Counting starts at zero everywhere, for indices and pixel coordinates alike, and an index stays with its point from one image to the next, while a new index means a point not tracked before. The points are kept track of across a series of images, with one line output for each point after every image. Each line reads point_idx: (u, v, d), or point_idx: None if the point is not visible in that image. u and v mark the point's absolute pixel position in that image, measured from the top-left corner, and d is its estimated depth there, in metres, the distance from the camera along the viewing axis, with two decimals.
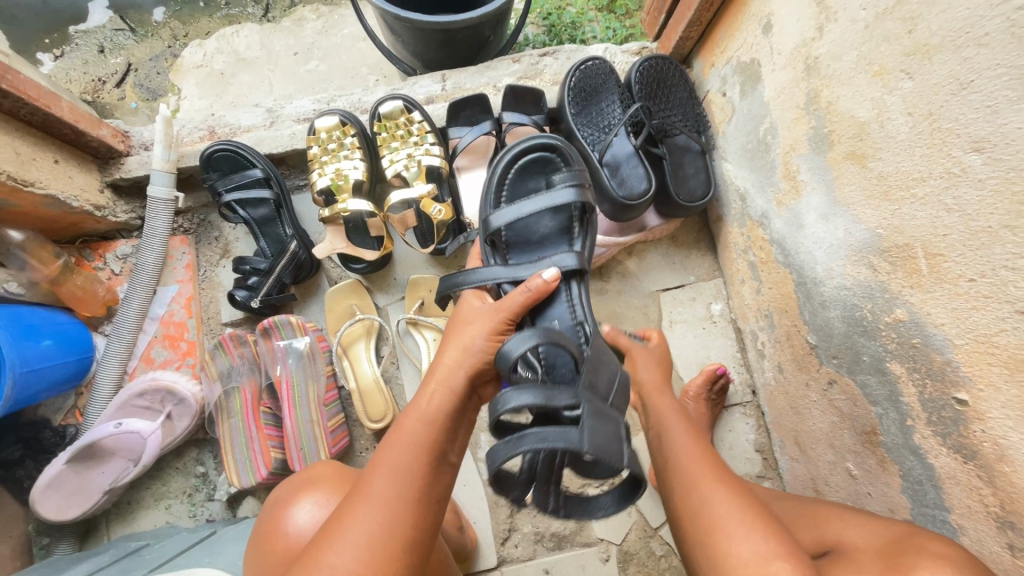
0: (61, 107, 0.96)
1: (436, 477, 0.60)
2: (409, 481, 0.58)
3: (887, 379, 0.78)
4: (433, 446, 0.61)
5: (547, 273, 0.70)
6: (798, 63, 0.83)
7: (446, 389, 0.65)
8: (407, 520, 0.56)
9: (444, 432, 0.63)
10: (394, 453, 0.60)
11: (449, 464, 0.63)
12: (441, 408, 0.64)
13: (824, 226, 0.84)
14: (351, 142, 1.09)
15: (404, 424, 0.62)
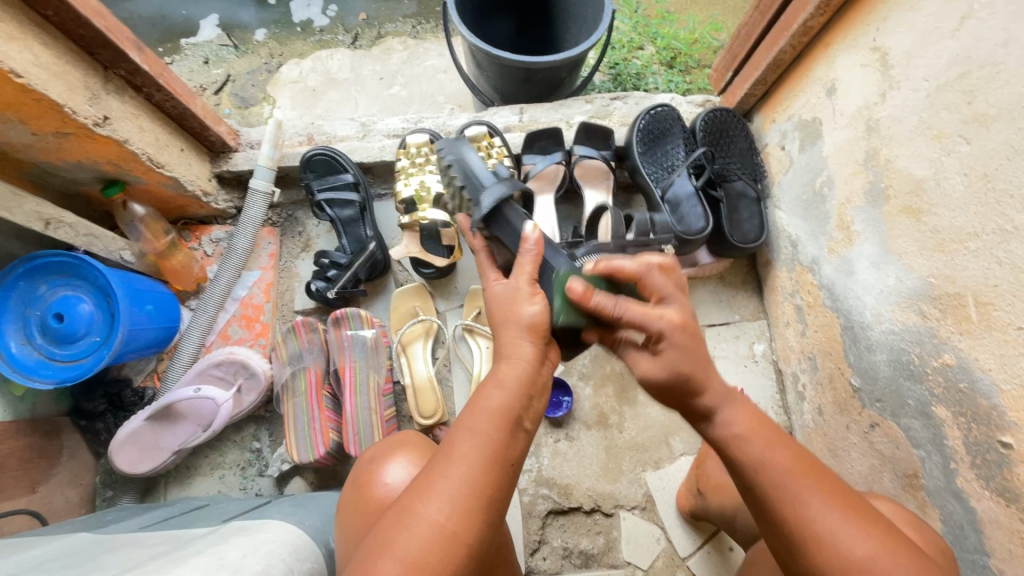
0: (195, 104, 1.10)
1: (513, 442, 0.60)
2: (489, 444, 0.58)
3: (931, 422, 0.82)
4: (512, 411, 0.61)
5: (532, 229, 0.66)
6: (859, 124, 0.91)
7: (518, 358, 0.63)
8: (487, 482, 0.57)
9: (522, 398, 0.61)
10: (474, 416, 0.60)
11: (524, 429, 0.62)
12: (519, 373, 0.62)
13: (876, 273, 0.90)
14: (435, 159, 1.21)
15: (481, 393, 0.62)
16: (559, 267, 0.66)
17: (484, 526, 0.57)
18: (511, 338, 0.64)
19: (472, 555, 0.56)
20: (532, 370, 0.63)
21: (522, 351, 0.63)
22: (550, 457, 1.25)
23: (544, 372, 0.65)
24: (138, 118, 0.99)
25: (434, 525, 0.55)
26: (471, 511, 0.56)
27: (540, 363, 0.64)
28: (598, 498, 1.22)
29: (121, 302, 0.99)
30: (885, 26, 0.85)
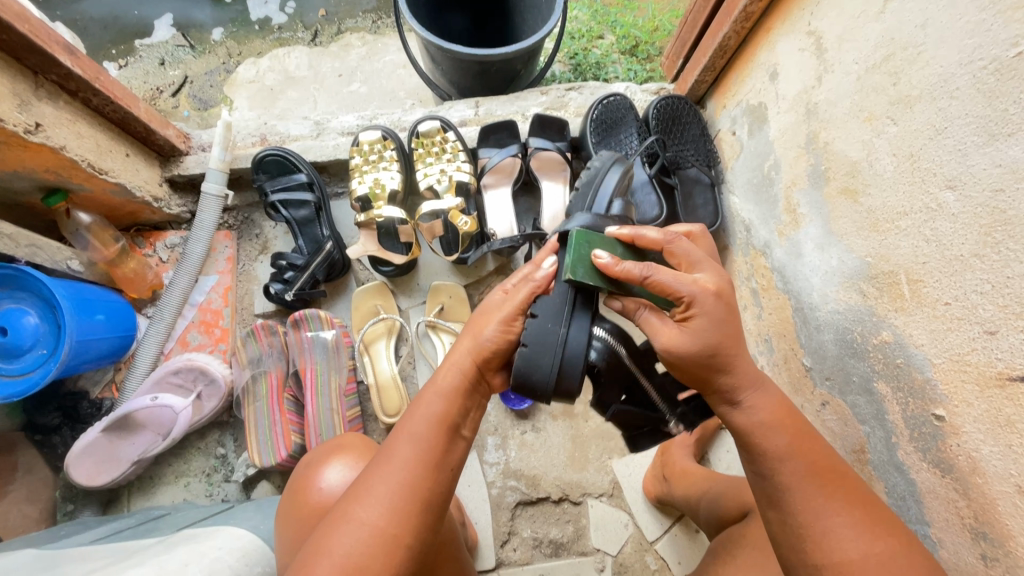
0: (138, 108, 1.08)
1: (451, 448, 0.62)
2: (428, 448, 0.61)
3: (874, 398, 0.84)
4: (448, 416, 0.63)
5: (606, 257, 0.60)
6: (799, 108, 0.92)
7: (454, 367, 0.65)
8: (425, 482, 0.59)
9: (459, 406, 0.64)
10: (409, 422, 0.63)
11: (462, 437, 0.65)
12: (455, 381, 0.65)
13: (820, 254, 0.92)
14: (390, 155, 1.20)
15: (421, 401, 0.65)
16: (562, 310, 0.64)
17: (424, 528, 0.58)
18: (455, 351, 0.66)
19: (412, 556, 0.57)
20: (469, 382, 0.66)
21: (460, 365, 0.66)
22: (517, 449, 1.26)
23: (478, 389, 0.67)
24: (75, 124, 0.96)
25: (370, 526, 0.56)
26: (409, 512, 0.57)
27: (479, 377, 0.67)
28: (566, 487, 1.24)
29: (67, 313, 0.97)
30: (819, 9, 0.86)
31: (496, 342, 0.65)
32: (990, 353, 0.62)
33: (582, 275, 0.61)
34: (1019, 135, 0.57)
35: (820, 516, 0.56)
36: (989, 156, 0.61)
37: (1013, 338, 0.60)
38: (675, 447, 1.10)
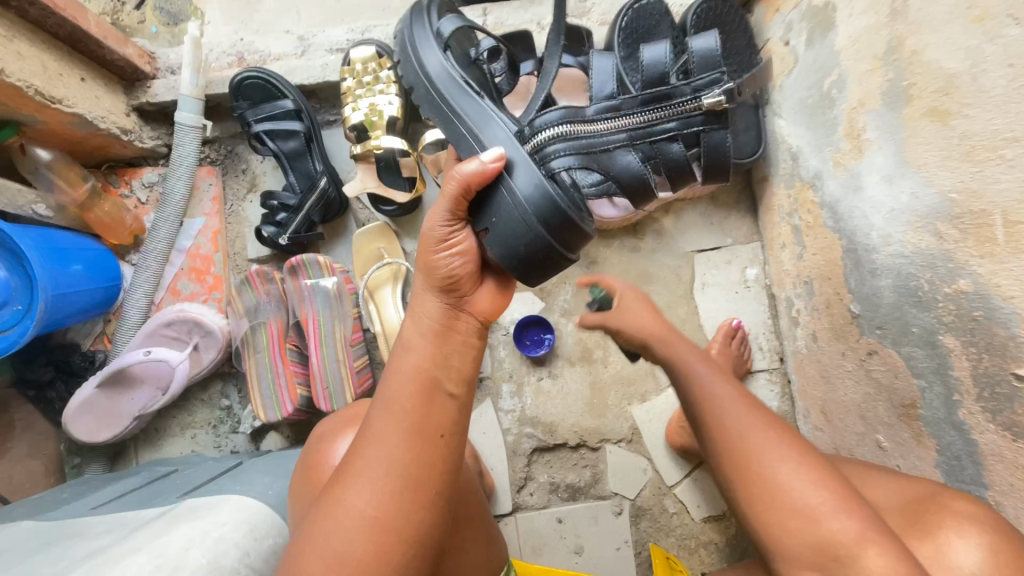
0: (88, 21, 0.91)
1: (435, 409, 0.52)
2: (404, 417, 0.51)
3: (936, 352, 0.76)
4: (427, 374, 0.53)
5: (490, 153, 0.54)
6: (881, 8, 0.76)
7: (421, 319, 0.54)
8: (411, 457, 0.50)
9: (437, 358, 0.53)
10: (386, 388, 0.53)
11: (451, 395, 0.54)
12: (427, 331, 0.54)
13: (886, 188, 0.80)
14: (387, 76, 1.04)
15: (393, 361, 0.55)
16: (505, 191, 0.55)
17: (419, 506, 0.50)
18: (416, 294, 0.56)
19: (412, 541, 0.50)
20: (445, 325, 0.54)
21: (426, 309, 0.55)
22: (532, 396, 1.21)
23: (462, 327, 0.55)
24: (12, 42, 0.81)
25: (358, 514, 0.49)
26: (398, 494, 0.50)
27: (456, 313, 0.55)
28: (584, 434, 1.20)
29: (37, 265, 0.88)
30: None
31: (456, 265, 0.54)
32: None
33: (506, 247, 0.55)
34: None
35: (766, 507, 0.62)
36: None
37: None
38: None
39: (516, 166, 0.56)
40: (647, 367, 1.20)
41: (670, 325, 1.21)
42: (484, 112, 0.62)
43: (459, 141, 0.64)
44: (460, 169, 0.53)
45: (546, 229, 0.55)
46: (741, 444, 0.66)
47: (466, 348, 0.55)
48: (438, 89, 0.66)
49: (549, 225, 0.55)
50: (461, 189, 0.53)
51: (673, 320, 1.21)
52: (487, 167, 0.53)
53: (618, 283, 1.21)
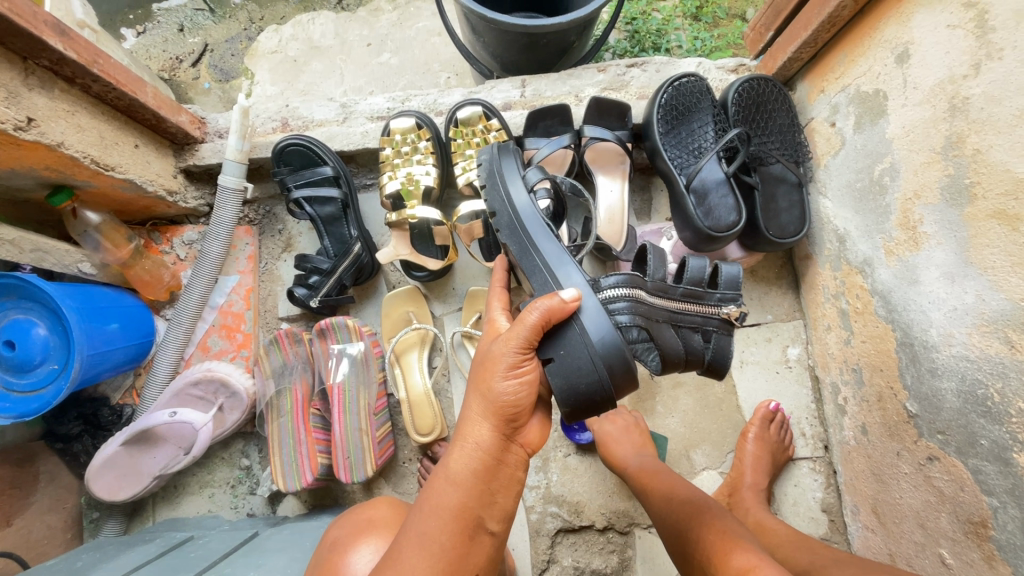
0: (145, 93, 0.95)
1: (471, 549, 0.50)
2: (440, 557, 0.48)
3: (1009, 471, 0.69)
4: (468, 510, 0.51)
5: (567, 292, 0.54)
6: (938, 102, 0.73)
7: (470, 447, 0.52)
8: None
9: (481, 495, 0.51)
10: (424, 518, 0.50)
11: (487, 532, 0.52)
12: (473, 465, 0.52)
13: (947, 286, 0.75)
14: (425, 147, 1.06)
15: (433, 488, 0.52)
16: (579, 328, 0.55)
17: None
18: (469, 419, 0.53)
19: None
20: (490, 461, 0.53)
21: (477, 437, 0.53)
22: (558, 472, 1.15)
23: (508, 460, 0.54)
24: (74, 116, 0.85)
25: None
26: None
27: (504, 448, 0.54)
28: (612, 516, 1.13)
29: (74, 327, 0.89)
30: None
31: (516, 394, 0.53)
32: None
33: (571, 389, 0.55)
34: None
35: (708, 547, 0.67)
36: None
37: None
38: (747, 491, 1.00)
39: (586, 305, 0.56)
40: (681, 447, 1.14)
41: (706, 404, 1.15)
42: (565, 251, 0.61)
43: (532, 271, 0.61)
44: (544, 301, 0.52)
45: (609, 375, 0.55)
46: (688, 551, 0.71)
47: (508, 487, 0.54)
48: (516, 210, 0.65)
49: (613, 370, 0.55)
50: (541, 320, 0.52)
51: (709, 399, 1.15)
52: (567, 306, 0.53)
53: None
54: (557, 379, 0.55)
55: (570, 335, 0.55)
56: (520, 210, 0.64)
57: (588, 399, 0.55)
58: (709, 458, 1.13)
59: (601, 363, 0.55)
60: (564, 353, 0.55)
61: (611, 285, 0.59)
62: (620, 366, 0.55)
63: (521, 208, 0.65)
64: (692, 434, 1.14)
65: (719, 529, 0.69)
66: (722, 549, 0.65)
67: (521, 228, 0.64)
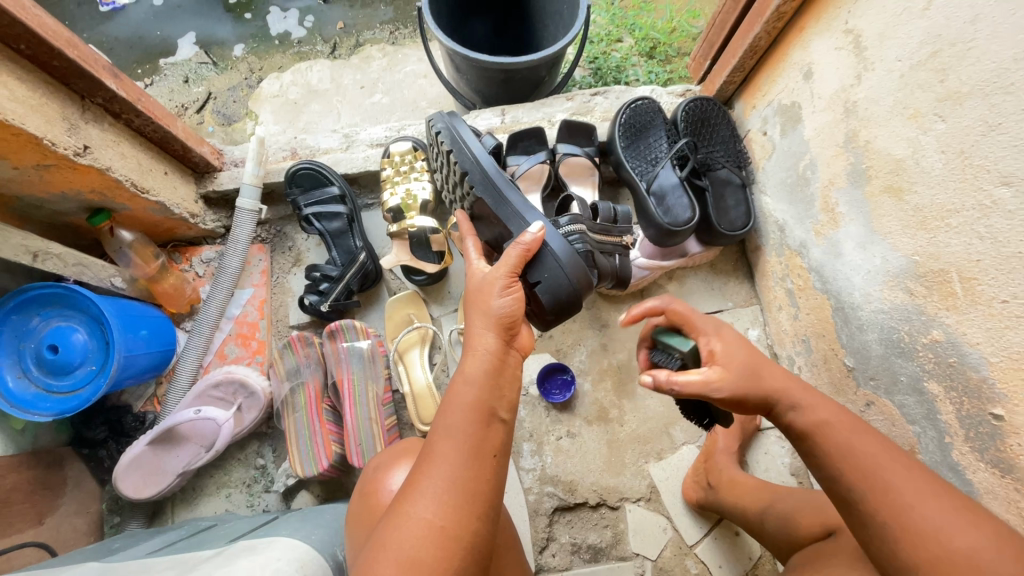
0: (175, 127, 1.10)
1: (489, 432, 0.64)
2: (466, 437, 0.62)
3: (924, 399, 0.83)
4: (484, 404, 0.65)
5: (534, 228, 0.78)
6: (836, 107, 0.91)
7: (481, 354, 0.68)
8: (471, 472, 0.61)
9: (493, 390, 0.66)
10: (448, 415, 0.64)
11: (500, 420, 0.66)
12: (483, 366, 0.67)
13: (862, 254, 0.91)
14: (420, 165, 1.21)
15: (453, 391, 0.66)
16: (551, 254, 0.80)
17: (474, 517, 0.59)
18: (477, 334, 0.69)
19: (469, 544, 0.58)
20: (497, 362, 0.68)
21: (484, 343, 0.68)
22: (552, 455, 1.25)
23: (509, 362, 0.70)
24: (119, 146, 0.99)
25: (424, 522, 0.57)
26: (458, 505, 0.59)
27: (505, 353, 0.69)
28: (603, 492, 1.23)
29: (114, 330, 0.99)
30: (857, 8, 0.84)
31: (509, 307, 0.71)
32: None
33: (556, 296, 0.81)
34: None
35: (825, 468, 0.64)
36: None
37: None
38: (718, 454, 1.09)
39: (550, 235, 0.81)
40: (661, 425, 1.27)
41: None
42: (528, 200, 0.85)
43: (509, 218, 0.84)
44: (522, 237, 0.75)
45: (575, 279, 0.81)
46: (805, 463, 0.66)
47: (512, 381, 0.69)
48: (485, 172, 0.85)
49: (576, 276, 0.81)
50: (520, 253, 0.75)
51: None
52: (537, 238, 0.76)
53: (629, 344, 1.31)
54: (546, 293, 0.80)
55: (546, 260, 0.80)
56: (488, 171, 0.85)
57: (564, 299, 0.82)
58: (687, 433, 1.26)
59: (571, 273, 0.81)
60: (546, 272, 0.79)
61: (564, 226, 0.92)
62: (579, 273, 0.82)
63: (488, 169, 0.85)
64: (670, 412, 1.27)
65: (885, 457, 0.59)
66: (894, 504, 0.56)
67: (494, 185, 0.84)
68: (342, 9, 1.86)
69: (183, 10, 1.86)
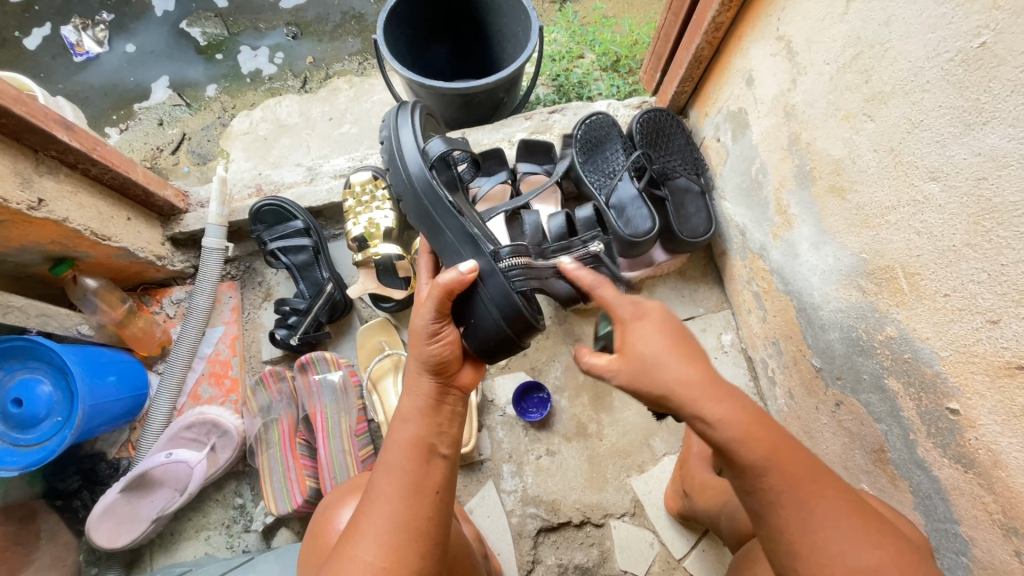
0: (135, 173, 1.11)
1: (430, 469, 0.67)
2: (407, 478, 0.66)
3: (886, 396, 0.82)
4: (422, 442, 0.68)
5: (464, 265, 0.70)
6: (778, 111, 0.93)
7: (417, 394, 0.70)
8: (411, 512, 0.64)
9: (431, 428, 0.69)
10: (391, 454, 0.68)
11: (441, 456, 0.69)
12: (422, 405, 0.70)
13: (816, 254, 0.91)
14: (382, 194, 1.22)
15: (393, 430, 0.69)
16: (482, 297, 0.72)
17: (418, 555, 0.63)
18: (413, 376, 0.71)
19: None
20: (434, 400, 0.71)
21: (422, 388, 0.70)
22: (533, 475, 1.24)
23: (448, 400, 0.72)
24: (76, 196, 1.00)
25: (366, 565, 0.61)
26: (400, 545, 0.63)
27: (441, 391, 0.72)
28: (587, 510, 1.21)
29: (78, 380, 0.99)
30: (785, 15, 0.88)
31: (440, 353, 0.69)
32: (995, 342, 0.62)
33: (485, 346, 0.74)
34: (994, 123, 0.58)
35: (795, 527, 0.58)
36: (967, 145, 0.61)
37: (1016, 326, 0.59)
38: (694, 458, 1.05)
39: (485, 275, 0.73)
40: (641, 437, 1.26)
41: None
42: (462, 226, 0.78)
43: (445, 248, 0.80)
44: (442, 278, 0.68)
45: (508, 324, 0.72)
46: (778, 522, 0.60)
47: (449, 417, 0.72)
48: (422, 195, 0.81)
49: (511, 320, 0.72)
50: (445, 295, 0.68)
51: None
52: (464, 277, 0.69)
53: None
54: (473, 342, 0.74)
55: (475, 303, 0.73)
56: (426, 192, 0.80)
57: (496, 347, 0.74)
58: (668, 444, 1.25)
59: (499, 317, 0.72)
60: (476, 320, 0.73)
61: (503, 261, 0.73)
62: (518, 319, 0.72)
63: (427, 189, 0.80)
64: (649, 423, 1.26)
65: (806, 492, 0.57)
66: (800, 517, 0.57)
67: (417, 198, 0.82)
68: (311, 43, 1.89)
69: (156, 55, 1.90)
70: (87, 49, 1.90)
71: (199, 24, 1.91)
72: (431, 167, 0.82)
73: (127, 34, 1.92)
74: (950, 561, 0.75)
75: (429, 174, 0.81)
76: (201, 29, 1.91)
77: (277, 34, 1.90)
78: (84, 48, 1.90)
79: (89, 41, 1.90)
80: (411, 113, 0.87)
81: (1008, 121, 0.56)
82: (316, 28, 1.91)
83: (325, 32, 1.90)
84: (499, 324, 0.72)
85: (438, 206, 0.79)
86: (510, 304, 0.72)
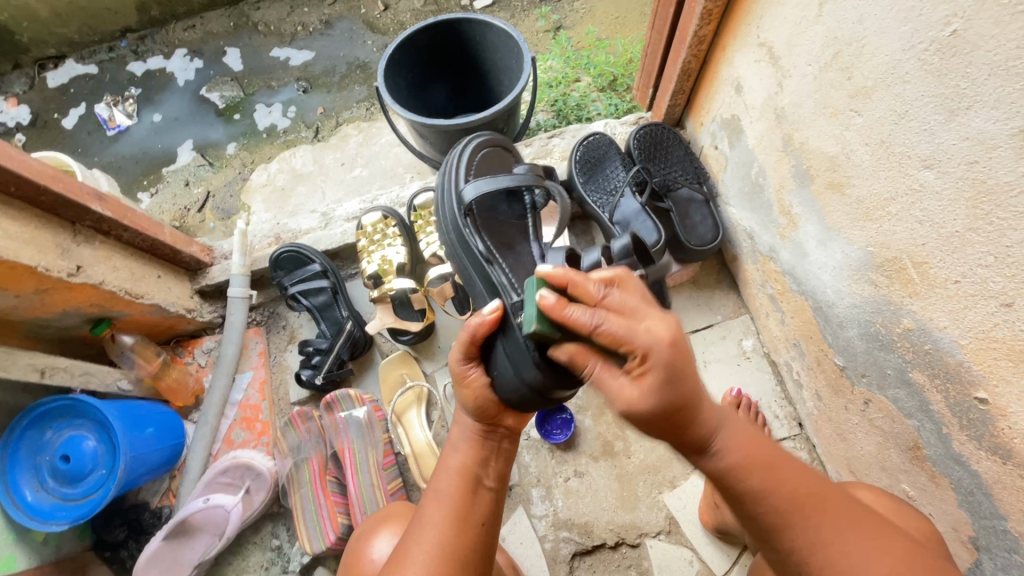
0: (163, 234, 1.18)
1: (476, 499, 0.70)
2: (453, 505, 0.68)
3: (914, 390, 0.79)
4: (470, 472, 0.71)
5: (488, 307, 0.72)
6: (770, 114, 0.94)
7: (465, 424, 0.75)
8: (456, 541, 0.66)
9: (477, 459, 0.72)
10: (440, 481, 0.71)
11: (485, 488, 0.71)
12: (469, 436, 0.74)
13: (824, 252, 0.90)
14: (393, 232, 1.27)
15: (444, 461, 0.73)
16: (499, 349, 0.72)
17: None
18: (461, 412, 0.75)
19: None
20: (481, 436, 0.73)
21: (466, 420, 0.74)
22: (563, 498, 1.23)
23: (496, 441, 0.74)
24: (110, 259, 1.07)
25: None
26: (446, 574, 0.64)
27: (490, 430, 0.73)
28: (621, 530, 1.19)
29: (120, 433, 1.04)
30: (764, 22, 0.90)
31: (481, 398, 0.72)
32: (1013, 326, 0.60)
33: (508, 396, 0.71)
34: (977, 107, 0.58)
35: (819, 550, 0.58)
36: (955, 131, 0.61)
37: None
38: None
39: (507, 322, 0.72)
40: (670, 451, 1.24)
41: None
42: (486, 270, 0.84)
43: (476, 296, 0.87)
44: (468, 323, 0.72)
45: (525, 385, 0.69)
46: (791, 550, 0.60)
47: (499, 455, 0.74)
48: (458, 240, 0.87)
49: (528, 381, 0.68)
50: (468, 336, 0.72)
51: None
52: (485, 317, 0.71)
53: None
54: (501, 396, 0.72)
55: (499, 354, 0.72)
56: (459, 240, 0.87)
57: (522, 403, 0.70)
58: None
59: (517, 373, 0.69)
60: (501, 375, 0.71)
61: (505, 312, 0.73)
62: (538, 383, 0.68)
63: (458, 234, 0.86)
64: None
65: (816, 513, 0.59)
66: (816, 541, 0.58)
67: (452, 243, 0.89)
68: (321, 95, 2.00)
69: (179, 122, 2.03)
70: (118, 122, 2.04)
71: (217, 88, 2.04)
72: (466, 211, 0.87)
73: (153, 105, 2.06)
74: (1003, 560, 0.71)
75: (460, 220, 0.86)
76: (219, 92, 2.04)
77: (289, 90, 2.02)
78: (115, 121, 2.04)
79: (120, 115, 2.05)
80: (463, 158, 0.95)
81: (990, 104, 0.56)
82: (324, 80, 2.01)
83: (333, 83, 2.01)
84: (515, 385, 0.69)
85: (469, 251, 0.86)
86: (521, 363, 0.68)
